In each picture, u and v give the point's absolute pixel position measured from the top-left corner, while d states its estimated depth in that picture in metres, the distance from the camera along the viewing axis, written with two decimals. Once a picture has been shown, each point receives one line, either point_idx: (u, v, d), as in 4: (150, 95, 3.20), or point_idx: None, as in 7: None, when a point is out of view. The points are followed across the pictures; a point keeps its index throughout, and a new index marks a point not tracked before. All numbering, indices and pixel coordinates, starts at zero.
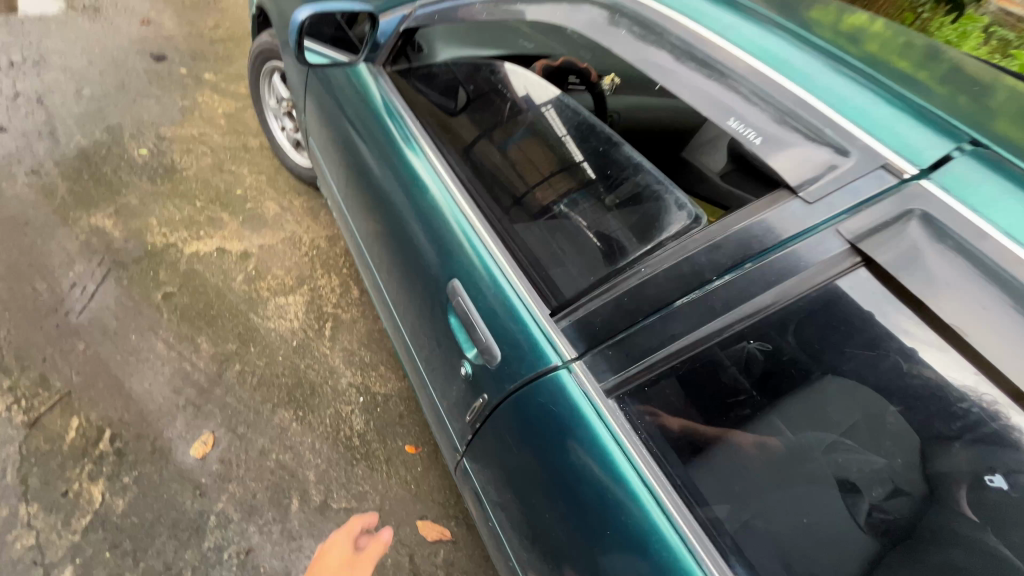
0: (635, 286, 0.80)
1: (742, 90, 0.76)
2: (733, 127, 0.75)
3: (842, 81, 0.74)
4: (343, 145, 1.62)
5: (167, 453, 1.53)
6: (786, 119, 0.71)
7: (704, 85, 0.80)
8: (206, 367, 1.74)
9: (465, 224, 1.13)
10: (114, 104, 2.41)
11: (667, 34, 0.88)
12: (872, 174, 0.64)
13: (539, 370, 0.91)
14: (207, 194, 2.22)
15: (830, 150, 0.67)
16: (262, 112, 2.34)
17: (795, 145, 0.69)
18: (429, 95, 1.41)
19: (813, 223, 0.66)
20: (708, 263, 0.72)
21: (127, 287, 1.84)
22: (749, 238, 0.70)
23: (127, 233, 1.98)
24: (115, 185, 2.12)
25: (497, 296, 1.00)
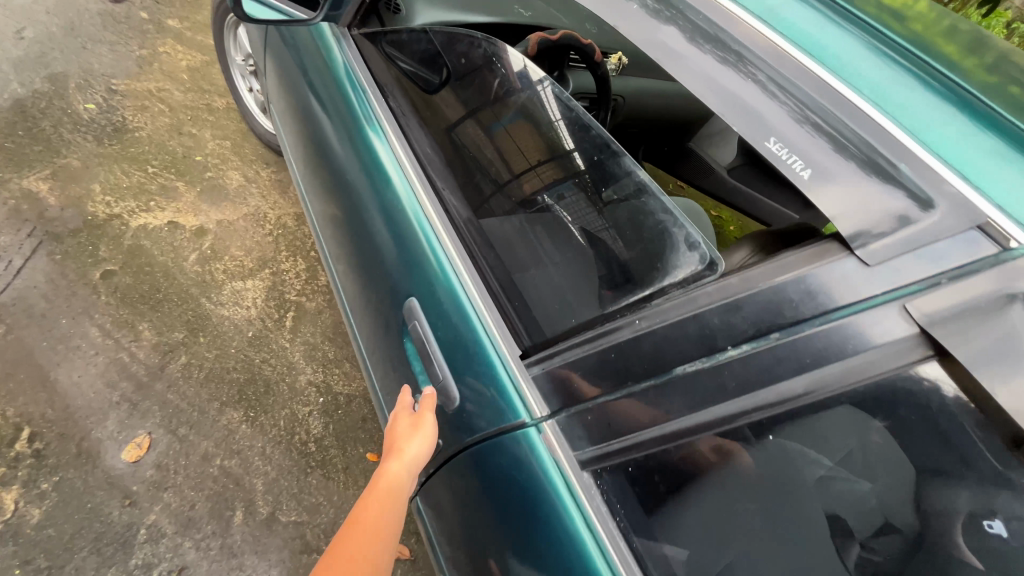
0: (627, 342, 0.63)
1: (789, 100, 0.56)
2: (770, 148, 0.55)
3: (919, 95, 0.56)
4: (305, 116, 1.42)
5: (94, 457, 1.39)
6: (844, 141, 0.53)
7: (737, 87, 0.58)
8: (146, 358, 1.56)
9: (427, 229, 0.94)
10: (60, 50, 2.15)
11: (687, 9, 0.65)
12: (964, 237, 0.47)
13: (504, 425, 0.76)
14: (162, 158, 1.99)
15: (907, 198, 0.49)
16: (227, 67, 2.09)
17: (853, 180, 0.51)
18: (398, 60, 1.16)
19: (870, 294, 0.49)
20: (722, 326, 0.56)
21: (60, 263, 1.65)
22: (780, 302, 0.53)
23: (65, 200, 1.77)
24: (55, 144, 1.90)
25: (460, 326, 0.84)
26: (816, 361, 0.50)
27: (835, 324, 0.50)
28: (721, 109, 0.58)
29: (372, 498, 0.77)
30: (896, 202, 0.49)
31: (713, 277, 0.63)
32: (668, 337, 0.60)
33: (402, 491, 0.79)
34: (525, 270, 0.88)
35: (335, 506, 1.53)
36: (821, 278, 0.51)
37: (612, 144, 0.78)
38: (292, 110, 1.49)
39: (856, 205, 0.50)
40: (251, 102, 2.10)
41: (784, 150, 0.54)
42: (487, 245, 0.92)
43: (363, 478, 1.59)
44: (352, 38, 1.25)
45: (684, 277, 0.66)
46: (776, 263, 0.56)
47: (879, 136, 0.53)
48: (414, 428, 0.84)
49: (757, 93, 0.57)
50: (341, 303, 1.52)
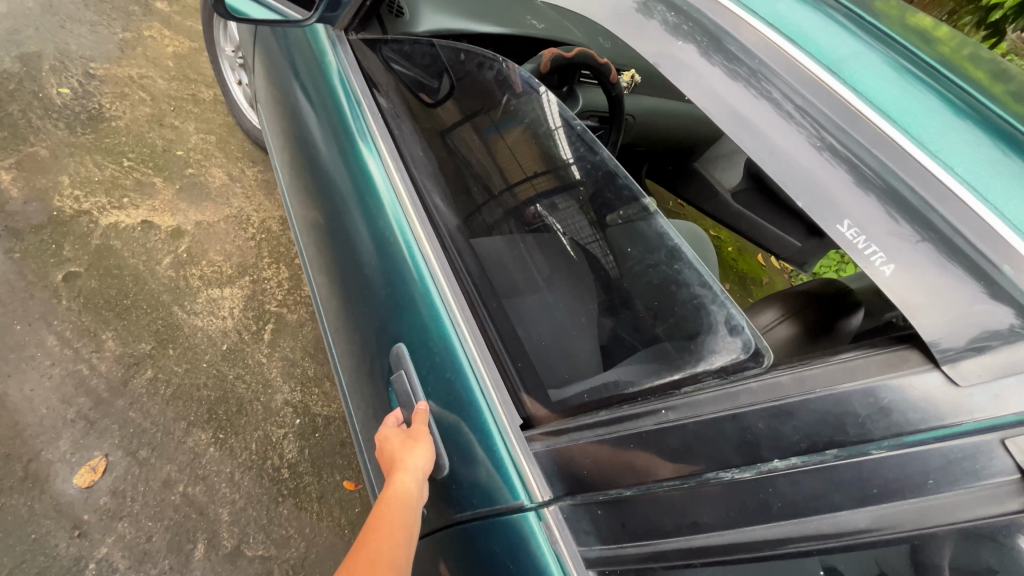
0: (650, 434, 0.55)
1: (860, 170, 0.48)
2: (842, 233, 0.47)
3: (1009, 168, 0.49)
4: (293, 119, 1.31)
5: (42, 481, 1.27)
6: (919, 218, 0.45)
7: (798, 150, 0.50)
8: (108, 372, 1.44)
9: (422, 267, 0.85)
10: (35, 28, 2.01)
11: (736, 51, 0.58)
12: None
13: (502, 505, 0.68)
14: (139, 151, 1.86)
15: (1010, 312, 0.41)
16: (215, 58, 1.96)
17: (931, 269, 0.44)
18: (397, 68, 1.06)
19: (959, 421, 0.42)
20: (768, 433, 0.48)
21: (19, 262, 1.53)
22: (842, 416, 0.46)
23: (29, 193, 1.65)
24: (23, 131, 1.76)
25: (456, 384, 0.76)
26: (884, 493, 0.43)
27: (908, 451, 0.43)
28: (777, 176, 0.50)
29: (382, 513, 0.70)
30: (992, 311, 0.42)
31: (758, 371, 0.54)
32: (698, 439, 0.52)
33: (412, 498, 0.73)
34: (533, 323, 0.79)
35: (306, 539, 1.42)
36: (893, 394, 0.44)
37: (630, 182, 0.69)
38: (280, 112, 1.38)
39: (941, 306, 0.43)
40: (240, 96, 1.98)
41: (856, 235, 0.46)
42: (490, 291, 0.84)
43: (338, 509, 1.49)
44: (349, 42, 1.15)
45: (721, 365, 0.57)
46: (835, 364, 0.49)
47: (955, 211, 0.46)
48: (412, 436, 0.77)
49: (813, 154, 0.49)
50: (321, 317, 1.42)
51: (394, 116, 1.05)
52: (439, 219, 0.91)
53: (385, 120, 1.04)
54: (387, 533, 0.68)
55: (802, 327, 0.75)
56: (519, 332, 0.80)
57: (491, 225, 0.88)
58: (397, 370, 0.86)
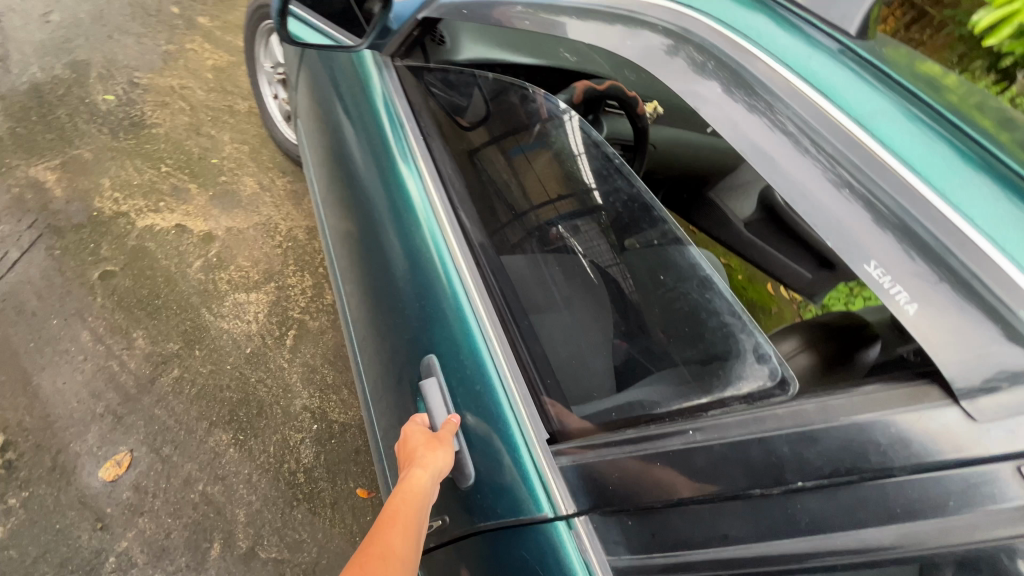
0: (677, 453, 0.58)
1: (888, 213, 0.52)
2: (869, 272, 0.52)
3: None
4: (333, 135, 1.38)
5: (69, 473, 1.31)
6: (937, 257, 0.49)
7: (827, 195, 0.55)
8: (137, 369, 1.49)
9: (456, 284, 0.88)
10: (86, 38, 2.11)
11: (771, 96, 0.63)
12: None
13: (529, 515, 0.71)
14: (176, 158, 1.93)
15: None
16: (254, 72, 2.04)
17: (944, 307, 0.48)
18: (438, 95, 1.13)
19: (977, 455, 0.45)
20: (793, 457, 0.51)
21: (59, 259, 1.59)
22: (865, 444, 0.49)
23: (71, 193, 1.72)
24: (69, 134, 1.85)
25: (484, 396, 0.80)
26: (908, 513, 0.47)
27: (930, 476, 0.46)
28: (808, 218, 0.56)
29: (397, 505, 0.77)
30: (1008, 354, 0.44)
31: (785, 400, 0.58)
32: (726, 458, 0.55)
33: (427, 496, 0.79)
34: (556, 340, 0.84)
35: (319, 544, 1.44)
36: (914, 426, 0.48)
37: (657, 211, 0.77)
38: (321, 127, 1.45)
39: (952, 344, 0.47)
40: (274, 109, 2.05)
41: (883, 276, 0.51)
42: (523, 309, 0.86)
43: (351, 517, 1.49)
44: (392, 68, 1.22)
45: (747, 392, 0.61)
46: (861, 396, 0.52)
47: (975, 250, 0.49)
48: (433, 438, 0.83)
49: (841, 197, 0.55)
50: (344, 324, 1.45)
51: (432, 134, 1.09)
52: (473, 237, 0.93)
53: (421, 138, 1.08)
54: (401, 523, 0.75)
55: (819, 359, 0.79)
56: (546, 351, 0.82)
57: (525, 246, 0.92)
58: (427, 380, 0.90)
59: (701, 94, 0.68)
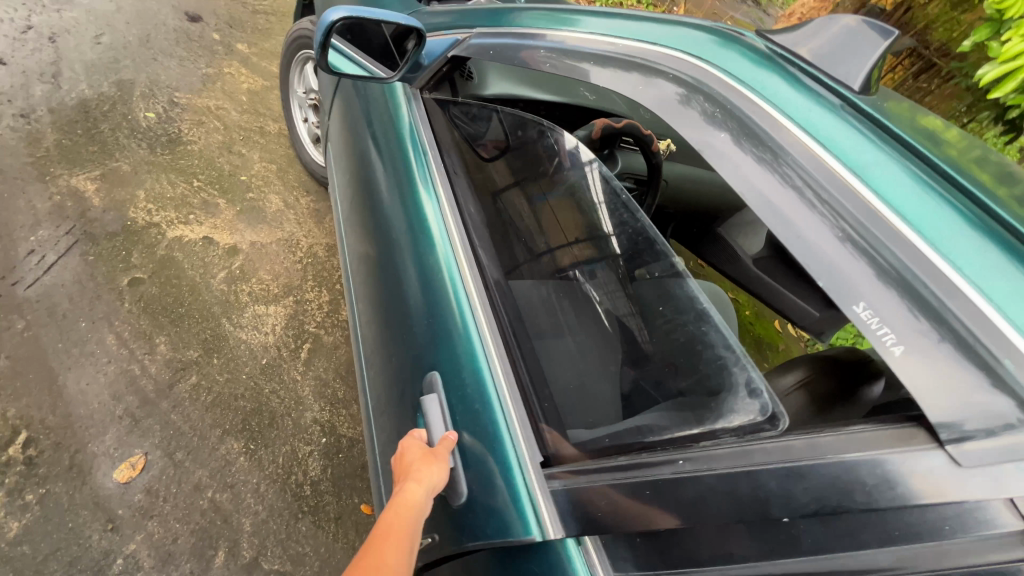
0: (666, 482, 0.61)
1: (879, 263, 0.56)
2: (858, 313, 0.55)
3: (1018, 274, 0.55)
4: (359, 158, 1.46)
5: (85, 473, 1.34)
6: (925, 308, 0.53)
7: (822, 240, 0.59)
8: (157, 374, 1.53)
9: (465, 307, 0.93)
10: (132, 58, 2.23)
11: (773, 146, 0.68)
12: None
13: (516, 536, 0.73)
14: (208, 174, 2.02)
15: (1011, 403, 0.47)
16: (286, 98, 2.16)
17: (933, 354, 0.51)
18: (462, 130, 1.20)
19: (959, 496, 0.48)
20: (780, 492, 0.54)
21: (92, 264, 1.65)
22: (852, 482, 0.52)
23: (108, 203, 1.80)
24: (109, 146, 1.94)
25: (483, 416, 0.83)
26: (906, 535, 0.50)
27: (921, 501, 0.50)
28: (803, 260, 0.60)
29: (390, 518, 0.75)
30: (998, 402, 0.48)
31: (775, 435, 0.60)
32: (714, 490, 0.58)
33: (420, 512, 0.77)
34: (555, 367, 0.87)
35: (321, 558, 1.45)
36: (898, 466, 0.50)
37: (662, 245, 0.81)
38: (349, 150, 1.53)
39: (943, 388, 0.50)
40: (303, 132, 2.15)
41: (873, 319, 0.54)
42: (528, 338, 0.89)
43: (354, 532, 1.51)
44: (422, 102, 1.29)
45: (739, 424, 0.63)
46: (848, 435, 0.55)
47: (961, 301, 0.53)
48: (429, 457, 0.83)
49: (835, 243, 0.59)
50: (354, 341, 1.49)
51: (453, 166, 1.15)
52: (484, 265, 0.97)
53: (442, 168, 1.13)
54: (395, 535, 0.73)
55: (818, 392, 0.81)
56: (546, 377, 0.85)
57: (535, 276, 0.96)
58: (428, 396, 0.93)
59: (708, 136, 0.72)
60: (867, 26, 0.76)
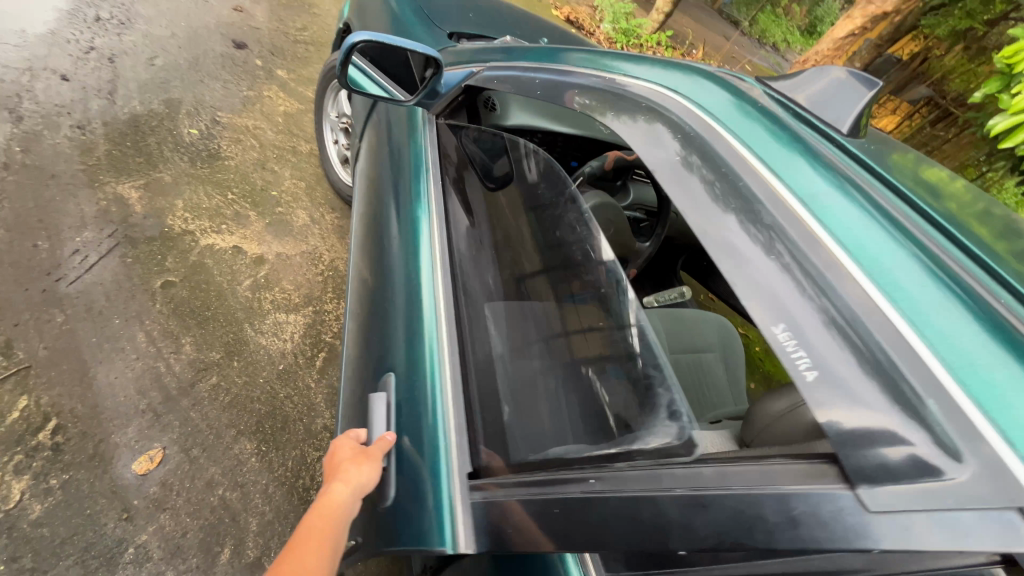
0: (577, 502, 0.68)
1: (807, 293, 0.59)
2: (778, 337, 0.58)
3: (952, 315, 0.56)
4: (376, 168, 1.55)
5: (106, 462, 1.40)
6: (845, 337, 0.55)
7: (757, 266, 0.63)
8: (181, 373, 1.61)
9: (432, 317, 0.99)
10: (180, 79, 2.40)
11: (727, 179, 0.72)
12: (989, 509, 0.45)
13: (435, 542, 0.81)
14: (242, 188, 2.15)
15: (921, 435, 0.49)
16: (319, 120, 2.29)
17: (864, 402, 0.52)
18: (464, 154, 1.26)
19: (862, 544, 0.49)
20: (682, 521, 0.58)
21: (129, 266, 1.76)
22: (752, 516, 0.55)
23: (149, 210, 1.92)
24: (154, 158, 2.08)
25: (426, 425, 0.89)
26: None
27: None
28: (736, 282, 0.63)
29: (314, 518, 0.80)
30: (910, 437, 0.49)
31: (687, 460, 0.65)
32: (621, 512, 0.63)
33: (345, 513, 0.83)
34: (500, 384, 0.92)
35: None
36: (806, 506, 0.52)
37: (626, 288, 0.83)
38: (371, 158, 1.62)
39: (873, 436, 0.51)
40: (333, 153, 2.27)
41: (790, 342, 0.57)
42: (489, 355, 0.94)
43: None
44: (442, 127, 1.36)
45: (656, 447, 0.70)
46: (762, 469, 0.58)
47: (887, 336, 0.54)
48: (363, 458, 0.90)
49: (770, 269, 0.62)
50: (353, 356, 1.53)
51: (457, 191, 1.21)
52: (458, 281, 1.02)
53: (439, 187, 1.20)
54: (317, 535, 0.78)
55: None
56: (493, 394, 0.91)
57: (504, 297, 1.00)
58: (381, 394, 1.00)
59: (669, 166, 0.77)
60: (853, 78, 0.87)
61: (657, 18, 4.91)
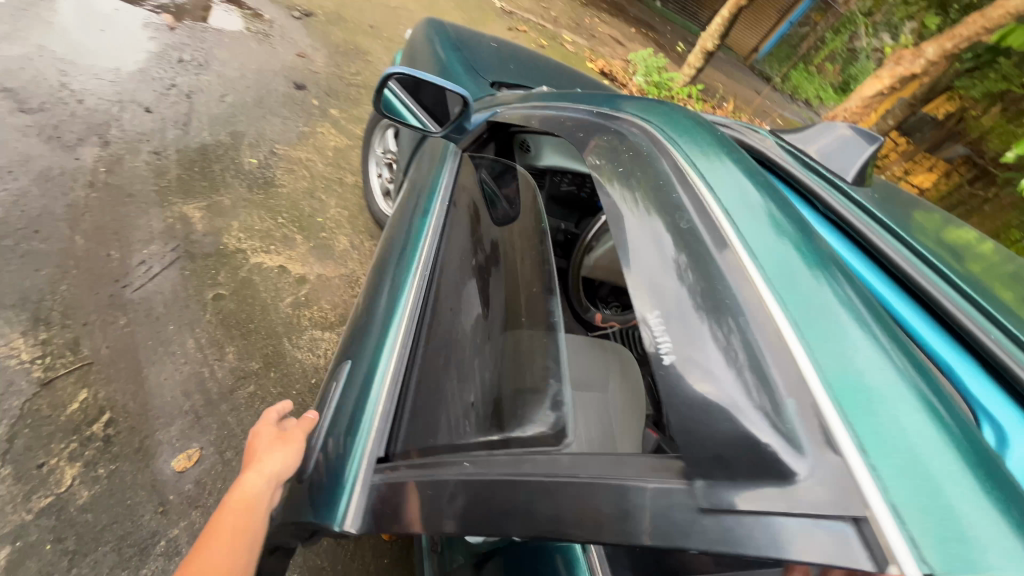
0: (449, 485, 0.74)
1: (703, 298, 0.63)
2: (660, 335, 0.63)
3: (851, 330, 0.58)
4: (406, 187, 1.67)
5: (149, 456, 1.49)
6: (729, 338, 0.59)
7: (665, 273, 0.67)
8: (223, 379, 1.72)
9: (397, 310, 1.07)
10: (246, 114, 2.65)
11: (665, 193, 0.77)
12: (829, 512, 0.46)
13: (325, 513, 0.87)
14: (292, 214, 2.33)
15: (777, 434, 0.51)
16: (365, 155, 2.47)
17: (756, 430, 0.52)
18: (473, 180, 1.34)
19: (684, 540, 0.51)
20: (525, 507, 0.63)
21: (187, 278, 1.92)
22: (584, 502, 0.59)
23: (208, 229, 2.10)
24: (217, 183, 2.29)
25: (359, 406, 0.97)
26: None
27: None
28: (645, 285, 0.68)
29: (226, 515, 0.82)
30: (765, 434, 0.51)
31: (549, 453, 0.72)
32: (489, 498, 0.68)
33: (259, 503, 0.86)
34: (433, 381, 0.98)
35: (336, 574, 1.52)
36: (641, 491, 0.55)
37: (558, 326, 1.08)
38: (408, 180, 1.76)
39: (742, 457, 0.52)
40: (376, 186, 2.44)
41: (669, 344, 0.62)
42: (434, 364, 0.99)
43: (370, 555, 1.59)
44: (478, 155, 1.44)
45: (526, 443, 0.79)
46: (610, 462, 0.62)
47: (771, 343, 0.57)
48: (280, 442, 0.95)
49: (676, 276, 0.66)
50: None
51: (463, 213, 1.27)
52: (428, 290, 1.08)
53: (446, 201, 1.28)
54: (231, 532, 0.81)
55: None
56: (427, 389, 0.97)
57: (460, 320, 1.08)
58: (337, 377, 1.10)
59: (618, 179, 0.83)
60: (856, 133, 0.99)
61: (689, 73, 5.12)
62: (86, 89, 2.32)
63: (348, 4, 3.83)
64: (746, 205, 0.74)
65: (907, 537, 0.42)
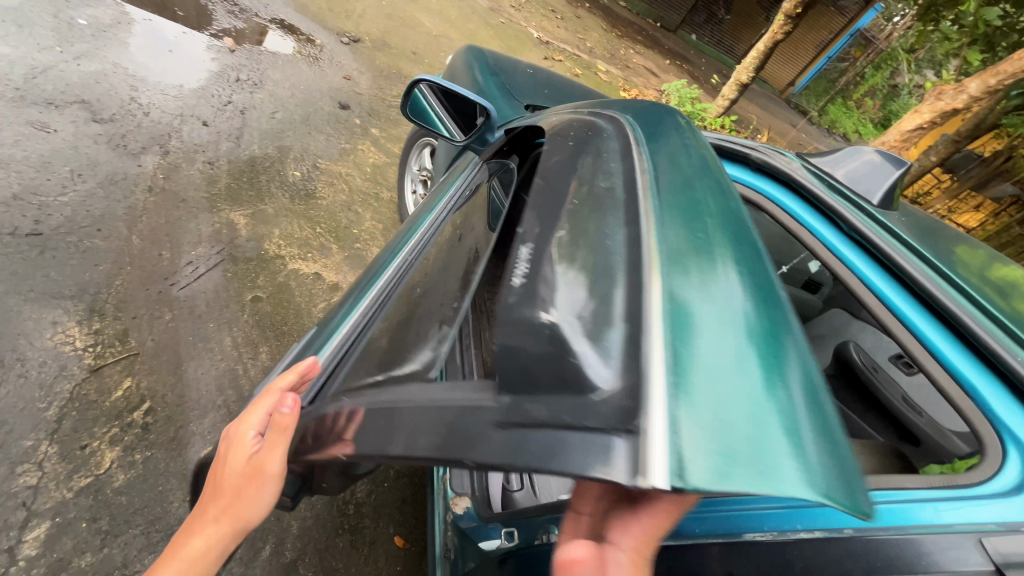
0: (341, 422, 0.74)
1: (578, 237, 0.68)
2: (521, 258, 0.67)
3: (701, 278, 0.62)
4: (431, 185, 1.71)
5: (182, 446, 1.55)
6: (587, 268, 0.63)
7: (557, 215, 0.72)
8: (255, 377, 1.79)
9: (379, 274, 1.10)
10: (293, 131, 2.81)
11: (590, 165, 0.85)
12: (606, 407, 0.47)
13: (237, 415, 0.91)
14: (329, 224, 2.43)
15: (585, 341, 0.53)
16: (401, 171, 2.57)
17: (573, 344, 0.54)
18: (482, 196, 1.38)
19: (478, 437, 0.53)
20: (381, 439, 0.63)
21: (228, 279, 2.02)
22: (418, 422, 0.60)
23: (252, 235, 2.22)
24: (262, 193, 2.42)
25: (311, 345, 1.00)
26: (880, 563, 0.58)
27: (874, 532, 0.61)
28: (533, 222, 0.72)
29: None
30: (576, 341, 0.54)
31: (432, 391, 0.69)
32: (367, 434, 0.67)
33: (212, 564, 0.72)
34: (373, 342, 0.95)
35: None
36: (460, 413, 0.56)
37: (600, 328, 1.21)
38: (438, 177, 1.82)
39: (547, 367, 0.53)
40: (410, 202, 2.54)
41: (522, 268, 0.65)
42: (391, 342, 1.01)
43: (383, 561, 1.60)
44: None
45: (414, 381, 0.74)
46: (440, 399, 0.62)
47: (624, 276, 0.61)
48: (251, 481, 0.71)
49: (567, 217, 0.72)
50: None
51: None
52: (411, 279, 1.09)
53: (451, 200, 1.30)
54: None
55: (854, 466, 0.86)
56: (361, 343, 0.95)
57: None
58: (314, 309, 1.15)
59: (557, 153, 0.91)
60: (882, 157, 1.01)
61: (722, 104, 5.15)
62: (152, 103, 2.51)
63: (393, 32, 4.04)
64: (658, 183, 0.80)
65: (672, 446, 0.42)
